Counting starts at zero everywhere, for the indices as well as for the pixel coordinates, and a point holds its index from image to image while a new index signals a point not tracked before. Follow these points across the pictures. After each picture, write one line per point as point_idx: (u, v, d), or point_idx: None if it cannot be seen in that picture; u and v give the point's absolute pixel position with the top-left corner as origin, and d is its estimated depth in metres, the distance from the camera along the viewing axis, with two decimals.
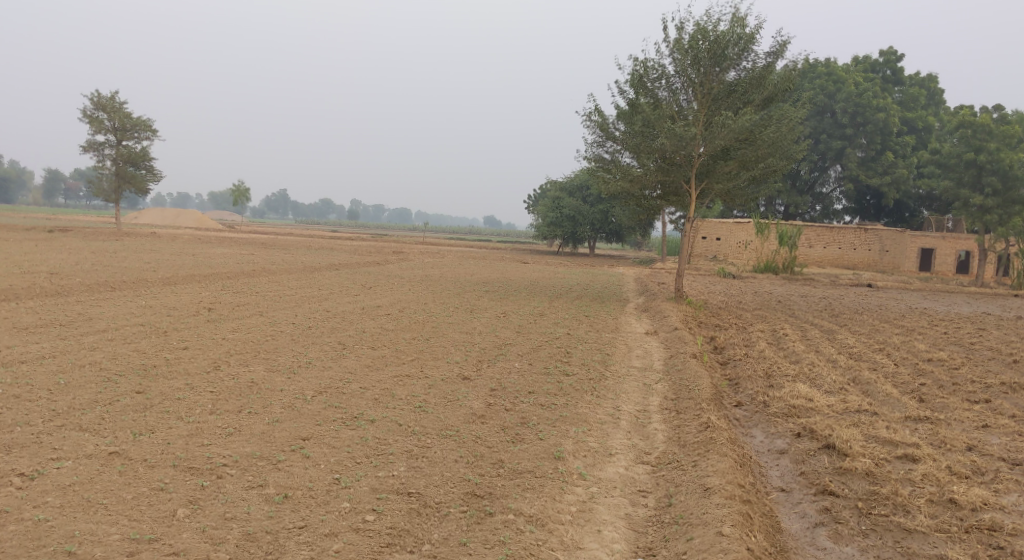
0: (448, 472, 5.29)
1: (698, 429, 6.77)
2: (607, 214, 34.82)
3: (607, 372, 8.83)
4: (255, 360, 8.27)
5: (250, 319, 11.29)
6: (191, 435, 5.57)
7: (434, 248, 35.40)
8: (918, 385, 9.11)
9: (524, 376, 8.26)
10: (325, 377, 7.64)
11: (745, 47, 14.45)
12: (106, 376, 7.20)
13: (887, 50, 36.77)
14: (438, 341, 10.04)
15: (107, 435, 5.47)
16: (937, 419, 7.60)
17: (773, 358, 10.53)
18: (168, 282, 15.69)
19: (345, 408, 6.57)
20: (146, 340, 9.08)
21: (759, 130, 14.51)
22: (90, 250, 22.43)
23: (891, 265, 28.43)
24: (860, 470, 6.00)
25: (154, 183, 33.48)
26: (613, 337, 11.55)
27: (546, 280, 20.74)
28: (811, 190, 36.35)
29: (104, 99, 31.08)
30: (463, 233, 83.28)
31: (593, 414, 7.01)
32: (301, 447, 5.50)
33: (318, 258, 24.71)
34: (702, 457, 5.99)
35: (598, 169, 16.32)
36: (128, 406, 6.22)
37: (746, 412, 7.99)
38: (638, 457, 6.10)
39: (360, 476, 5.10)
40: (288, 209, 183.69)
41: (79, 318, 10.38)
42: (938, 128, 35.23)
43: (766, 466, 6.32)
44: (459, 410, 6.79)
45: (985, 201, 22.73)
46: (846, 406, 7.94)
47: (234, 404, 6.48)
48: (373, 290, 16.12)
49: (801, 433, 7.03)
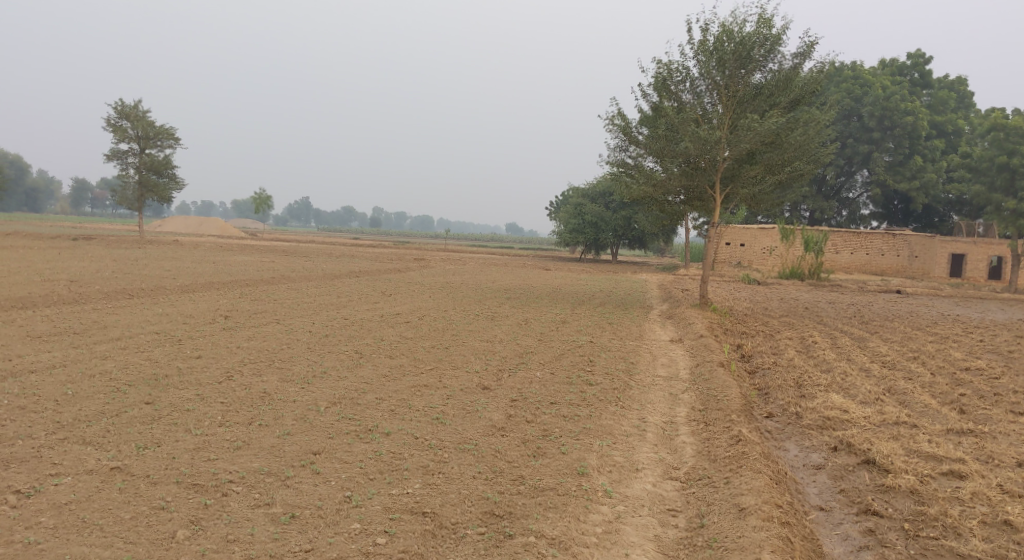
0: (465, 489, 5.01)
1: (729, 443, 6.41)
2: (629, 220, 34.43)
3: (632, 382, 8.49)
4: (269, 370, 8.06)
5: (266, 327, 11.14)
6: (197, 449, 5.37)
7: (454, 255, 35.19)
8: (958, 395, 8.65)
9: (546, 386, 7.95)
10: (340, 387, 7.41)
11: (772, 48, 14.04)
12: (116, 385, 7.06)
13: (916, 52, 35.97)
14: (457, 349, 9.78)
15: (110, 449, 5.28)
16: (981, 432, 7.16)
17: (804, 368, 10.10)
18: (186, 290, 15.66)
19: (359, 420, 6.32)
20: (158, 348, 8.95)
21: (786, 133, 14.09)
22: (113, 258, 22.62)
23: (920, 271, 27.44)
24: (905, 488, 5.60)
25: (176, 192, 33.82)
26: (636, 345, 11.22)
27: (568, 287, 20.47)
28: (838, 195, 35.67)
29: (127, 107, 31.48)
30: (484, 239, 82.95)
31: (618, 427, 6.69)
32: (311, 463, 5.26)
33: (337, 265, 24.62)
34: (735, 474, 5.63)
35: (621, 174, 16.03)
36: (135, 418, 6.04)
37: (778, 424, 7.60)
38: (666, 472, 5.76)
39: (373, 494, 4.83)
40: (311, 217, 185.99)
41: (94, 327, 10.30)
42: (969, 131, 34.33)
43: (802, 482, 5.91)
44: (478, 421, 6.51)
45: (1017, 206, 21.84)
46: (883, 417, 7.52)
47: (245, 416, 6.28)
48: (392, 298, 15.93)
49: (837, 447, 6.65)
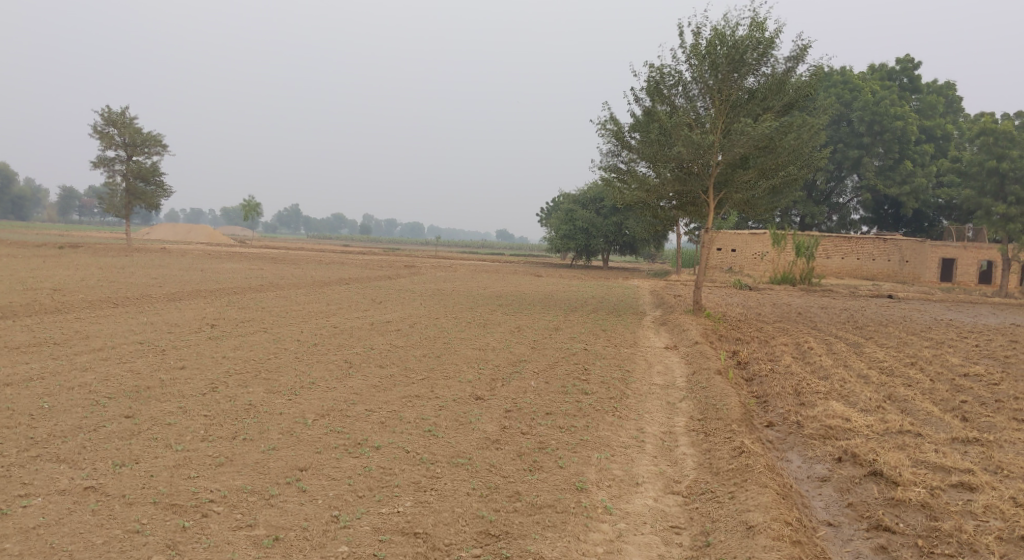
0: (459, 507, 4.78)
1: (732, 455, 6.20)
2: (621, 226, 34.34)
3: (629, 391, 8.28)
4: (255, 381, 7.79)
5: (253, 336, 10.85)
6: (177, 466, 5.10)
7: (445, 262, 34.86)
8: (960, 402, 8.47)
9: (541, 396, 7.73)
10: (329, 399, 7.15)
11: (765, 52, 13.89)
12: (95, 399, 6.77)
13: (905, 57, 36.14)
14: (449, 358, 9.55)
15: (85, 467, 5.00)
16: (988, 441, 6.98)
17: (801, 374, 9.92)
18: (172, 299, 15.31)
19: (348, 434, 6.07)
20: (141, 359, 8.66)
21: (779, 137, 13.95)
22: (98, 266, 22.13)
23: (911, 276, 27.40)
24: (915, 501, 5.41)
25: (165, 199, 33.42)
26: (631, 352, 11.00)
27: (561, 293, 20.27)
28: (828, 200, 35.79)
29: (114, 114, 31.14)
30: (478, 246, 82.65)
31: (616, 438, 6.47)
32: (297, 479, 5.01)
33: (328, 272, 24.33)
34: (740, 489, 5.43)
35: (614, 178, 15.88)
36: (114, 433, 5.77)
37: (779, 433, 7.40)
38: (667, 486, 5.55)
39: (361, 513, 4.58)
40: (302, 224, 185.22)
41: (75, 337, 9.98)
42: (957, 136, 34.49)
43: (808, 495, 5.71)
44: (471, 434, 6.28)
45: (1007, 210, 21.81)
46: (887, 426, 7.34)
47: (229, 430, 6.01)
48: (383, 305, 15.62)
49: (842, 458, 6.45)
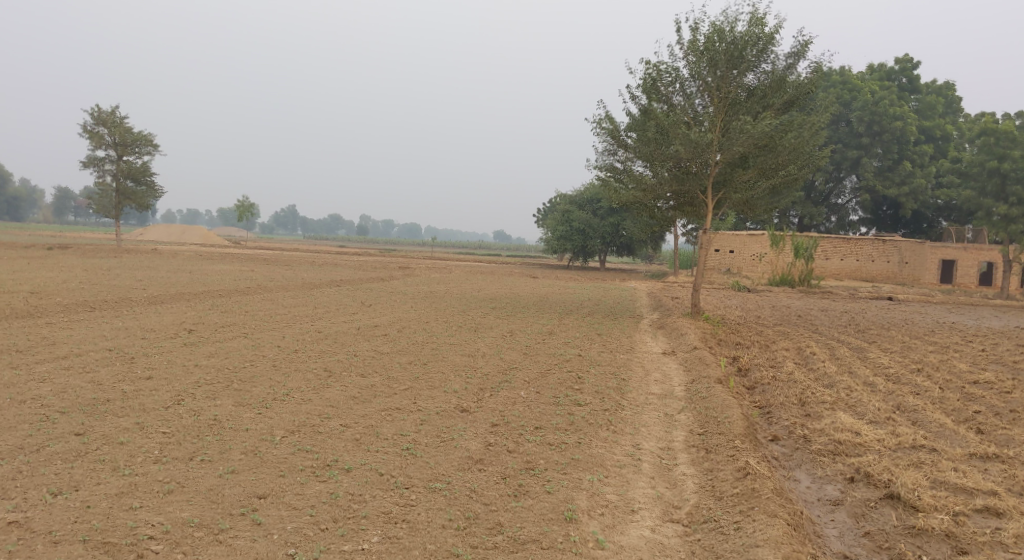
0: (432, 543, 4.30)
1: (736, 476, 5.69)
2: (618, 226, 33.87)
3: (624, 401, 7.76)
4: (225, 393, 7.25)
5: (231, 343, 10.28)
6: (120, 494, 4.61)
7: (440, 264, 34.26)
8: (973, 413, 7.98)
9: (530, 408, 7.20)
10: (301, 413, 6.62)
11: (765, 48, 13.42)
12: (45, 414, 6.24)
13: (905, 57, 35.77)
14: (436, 366, 9.00)
15: (15, 498, 4.54)
16: (1009, 457, 6.47)
17: (804, 382, 9.41)
18: (155, 302, 14.77)
19: (317, 453, 5.55)
20: (107, 369, 8.11)
21: (780, 135, 13.43)
22: (83, 268, 21.59)
23: (910, 278, 26.88)
24: (938, 530, 4.94)
25: (155, 199, 32.83)
26: (627, 358, 10.51)
27: (556, 295, 19.68)
28: (826, 201, 35.35)
29: (104, 114, 30.60)
30: (472, 247, 82.24)
31: (610, 456, 5.95)
32: (252, 510, 4.50)
33: (319, 274, 23.79)
34: (747, 518, 4.94)
35: (610, 178, 15.38)
36: (57, 454, 5.26)
37: (785, 449, 6.89)
38: (666, 513, 5.05)
39: (320, 551, 4.11)
40: (299, 225, 185.04)
41: (42, 344, 9.46)
42: (957, 136, 34.11)
43: (820, 522, 5.21)
44: (453, 453, 5.76)
45: (1008, 211, 21.33)
46: (899, 440, 6.84)
47: (186, 449, 5.49)
48: (372, 308, 15.11)
49: (854, 477, 5.95)
